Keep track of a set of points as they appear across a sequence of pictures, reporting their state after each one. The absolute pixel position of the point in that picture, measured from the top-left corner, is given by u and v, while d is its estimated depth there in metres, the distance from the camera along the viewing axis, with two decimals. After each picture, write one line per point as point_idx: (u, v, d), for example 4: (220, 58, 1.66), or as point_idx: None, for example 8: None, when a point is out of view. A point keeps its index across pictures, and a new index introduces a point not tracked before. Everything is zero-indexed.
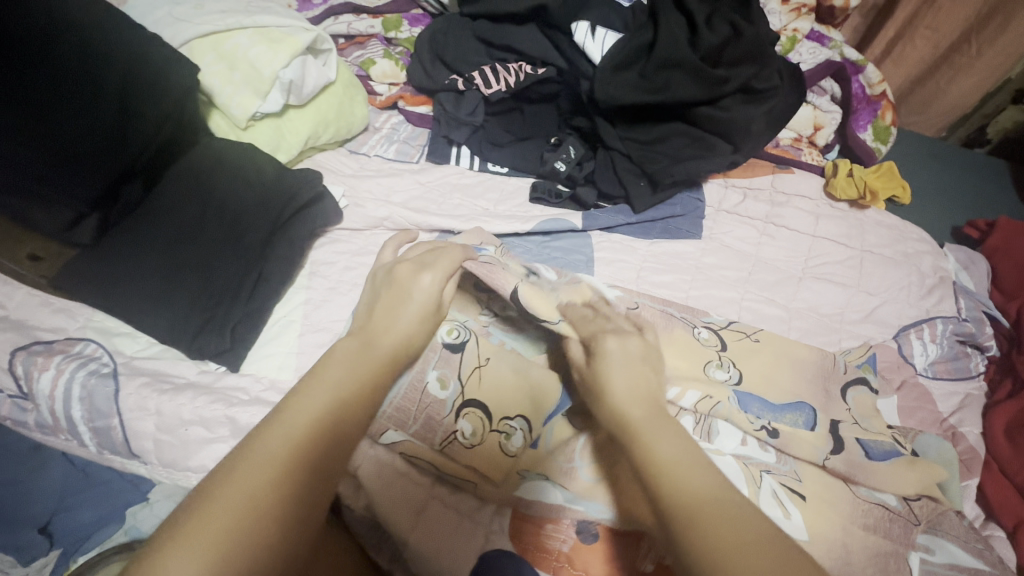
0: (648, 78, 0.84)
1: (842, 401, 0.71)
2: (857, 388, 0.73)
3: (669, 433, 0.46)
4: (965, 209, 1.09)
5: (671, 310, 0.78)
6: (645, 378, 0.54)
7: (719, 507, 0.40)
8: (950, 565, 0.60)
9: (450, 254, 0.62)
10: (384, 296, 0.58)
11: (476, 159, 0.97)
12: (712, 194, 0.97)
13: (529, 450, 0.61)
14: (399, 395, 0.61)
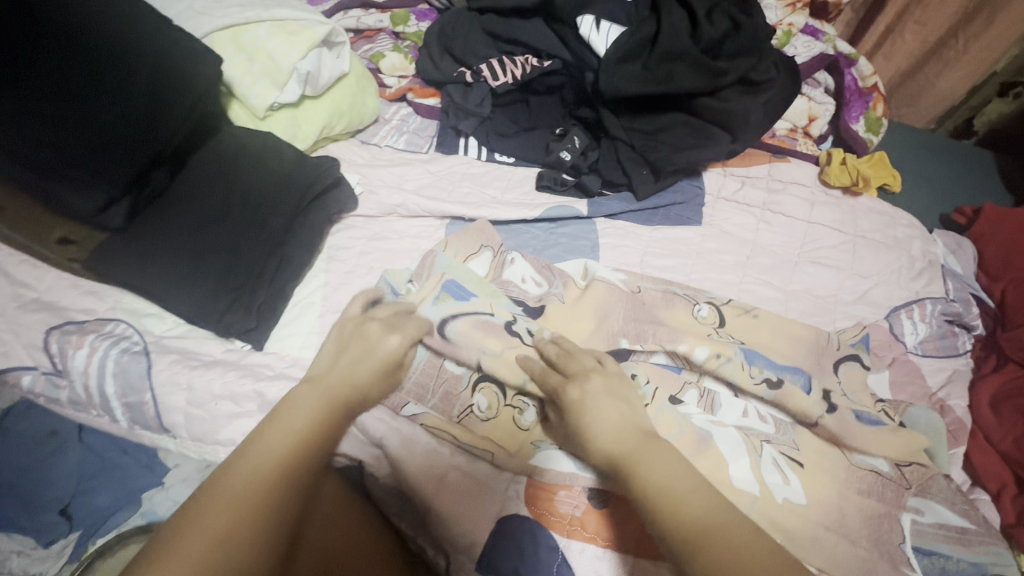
0: (652, 70, 0.87)
1: (834, 375, 0.76)
2: (848, 363, 0.78)
3: (659, 461, 0.49)
4: (953, 197, 1.13)
5: (675, 289, 0.84)
6: (627, 413, 0.56)
7: (718, 528, 0.43)
8: (938, 525, 0.64)
9: (416, 321, 0.67)
10: (348, 355, 0.61)
11: (484, 149, 1.00)
12: (711, 182, 1.01)
13: (542, 424, 0.66)
14: (419, 370, 0.68)
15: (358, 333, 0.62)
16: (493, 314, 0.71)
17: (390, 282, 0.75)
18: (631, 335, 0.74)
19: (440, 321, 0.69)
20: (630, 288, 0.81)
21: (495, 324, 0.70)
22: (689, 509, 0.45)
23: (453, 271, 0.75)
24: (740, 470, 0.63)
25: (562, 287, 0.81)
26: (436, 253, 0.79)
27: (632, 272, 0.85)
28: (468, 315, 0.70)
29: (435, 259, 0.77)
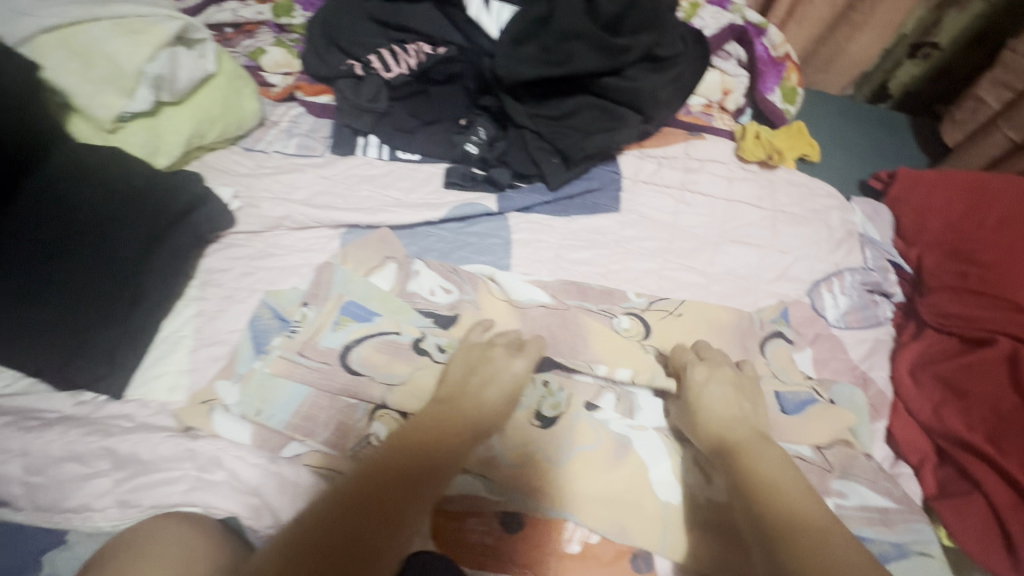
0: (550, 52, 0.81)
1: (760, 356, 0.74)
2: (772, 342, 0.77)
3: (768, 455, 0.55)
4: (872, 163, 1.13)
5: (590, 304, 0.78)
6: (743, 410, 0.62)
7: (814, 515, 0.48)
8: (861, 507, 0.62)
9: (535, 346, 0.67)
10: (494, 368, 0.63)
11: (385, 147, 0.92)
12: (628, 165, 0.96)
13: (450, 448, 0.55)
14: (306, 404, 0.60)
15: (484, 358, 0.64)
16: (400, 332, 0.66)
17: (272, 306, 0.68)
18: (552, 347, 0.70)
19: (343, 347, 0.64)
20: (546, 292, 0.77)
21: (402, 344, 0.66)
22: (799, 505, 0.49)
23: (350, 291, 0.69)
24: (660, 472, 0.63)
25: (473, 291, 0.74)
26: (332, 268, 0.71)
27: (542, 283, 0.79)
28: (374, 337, 0.65)
29: (334, 273, 0.70)
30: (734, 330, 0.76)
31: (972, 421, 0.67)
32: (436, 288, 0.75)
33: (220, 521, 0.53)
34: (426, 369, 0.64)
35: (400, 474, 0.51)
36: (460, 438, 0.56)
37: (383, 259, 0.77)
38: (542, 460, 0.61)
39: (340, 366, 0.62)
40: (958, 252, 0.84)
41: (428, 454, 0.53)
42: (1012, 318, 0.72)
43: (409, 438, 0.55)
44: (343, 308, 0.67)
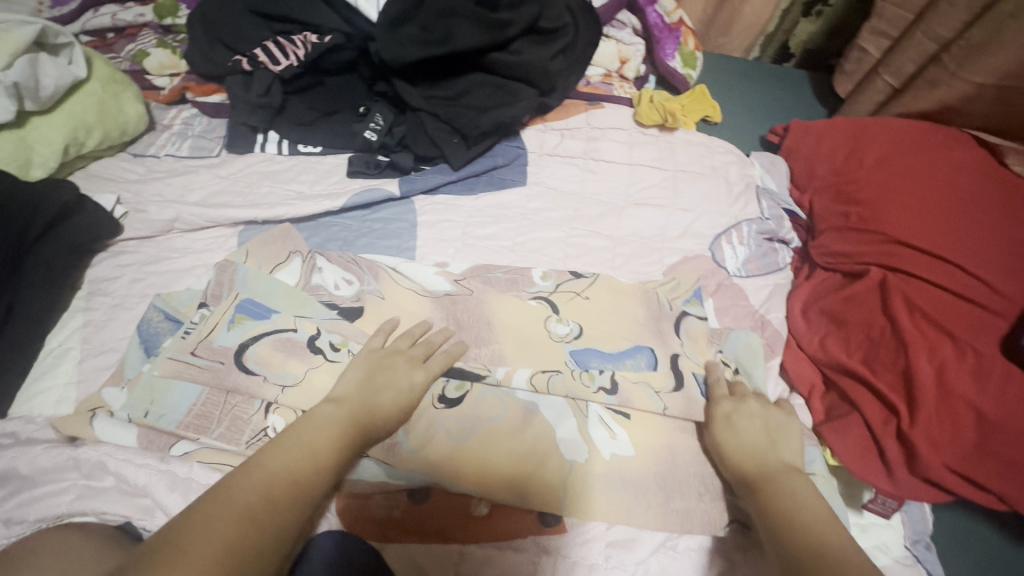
0: (429, 30, 0.82)
1: (674, 336, 0.74)
2: (687, 320, 0.77)
3: (803, 486, 0.55)
4: (772, 120, 1.17)
5: (497, 291, 0.77)
6: (774, 441, 0.61)
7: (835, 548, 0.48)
8: None
9: (449, 352, 0.66)
10: (394, 375, 0.61)
11: (285, 143, 0.91)
12: (532, 140, 0.98)
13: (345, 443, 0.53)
14: (199, 402, 0.60)
15: (386, 364, 0.62)
16: (297, 330, 0.65)
17: (162, 308, 0.68)
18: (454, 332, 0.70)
19: (238, 346, 0.63)
20: (450, 278, 0.76)
21: (298, 342, 0.65)
22: (831, 538, 0.49)
23: (253, 288, 0.68)
24: (566, 431, 0.64)
25: (375, 280, 0.74)
26: (236, 266, 0.70)
27: (448, 273, 0.77)
28: (268, 336, 0.64)
29: (237, 271, 0.69)
30: (646, 315, 0.75)
31: (850, 349, 0.70)
32: (338, 284, 0.73)
33: (116, 528, 0.54)
34: (324, 368, 0.63)
35: (302, 456, 0.50)
36: (347, 443, 0.53)
37: (290, 255, 0.75)
38: (444, 440, 0.61)
39: (234, 366, 0.62)
40: (841, 195, 0.88)
41: (328, 446, 0.52)
42: (883, 249, 0.76)
43: (318, 431, 0.52)
44: (239, 307, 0.66)
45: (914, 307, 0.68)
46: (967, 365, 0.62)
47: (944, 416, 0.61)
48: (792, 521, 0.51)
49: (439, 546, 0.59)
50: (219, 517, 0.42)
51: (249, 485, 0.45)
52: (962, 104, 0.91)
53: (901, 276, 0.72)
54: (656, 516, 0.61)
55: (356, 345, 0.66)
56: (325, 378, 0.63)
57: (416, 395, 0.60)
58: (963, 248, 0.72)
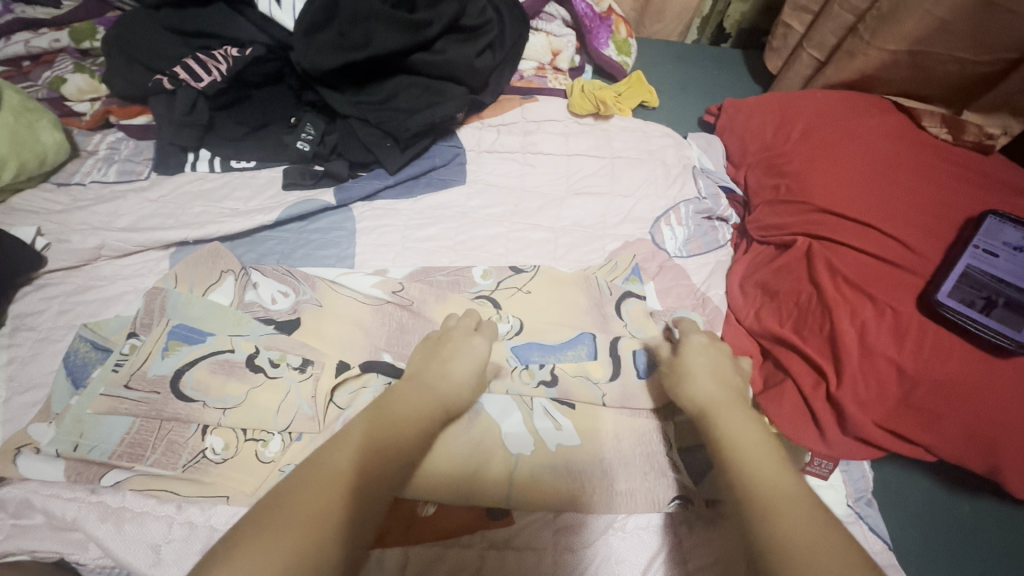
0: (347, 36, 0.82)
1: (618, 319, 0.75)
2: (628, 301, 0.78)
3: (740, 418, 0.52)
4: (708, 101, 1.19)
5: (439, 280, 0.78)
6: (723, 370, 0.61)
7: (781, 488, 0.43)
8: None
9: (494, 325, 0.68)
10: (461, 348, 0.61)
11: (217, 160, 0.90)
12: (468, 138, 0.98)
13: (417, 417, 0.52)
14: (133, 429, 0.60)
15: (447, 340, 0.62)
16: (234, 349, 0.65)
17: (89, 337, 0.67)
18: (396, 351, 0.69)
19: (174, 373, 0.62)
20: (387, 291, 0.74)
21: (236, 362, 0.64)
22: (773, 478, 0.44)
23: (187, 312, 0.67)
24: (512, 424, 0.64)
25: (311, 289, 0.73)
26: (166, 292, 0.68)
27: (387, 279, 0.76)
28: (206, 358, 0.63)
29: (168, 296, 0.68)
30: (589, 302, 0.76)
31: (782, 318, 0.72)
32: (274, 298, 0.72)
33: (51, 564, 0.55)
34: (266, 387, 0.63)
35: (390, 425, 0.49)
36: (423, 409, 0.53)
37: (223, 273, 0.73)
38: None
39: (172, 395, 0.61)
40: (771, 169, 0.90)
41: (404, 414, 0.51)
42: (809, 218, 0.78)
43: (403, 406, 0.52)
44: (173, 330, 0.65)
45: (837, 273, 0.70)
46: (888, 324, 0.64)
47: (869, 375, 0.63)
48: (732, 451, 0.48)
49: (383, 551, 0.58)
50: (294, 501, 0.40)
51: (346, 450, 0.45)
52: (880, 72, 0.94)
53: (825, 243, 0.74)
54: (600, 502, 0.62)
55: (294, 357, 0.65)
56: (266, 396, 0.62)
57: (476, 360, 0.61)
58: (882, 210, 0.74)
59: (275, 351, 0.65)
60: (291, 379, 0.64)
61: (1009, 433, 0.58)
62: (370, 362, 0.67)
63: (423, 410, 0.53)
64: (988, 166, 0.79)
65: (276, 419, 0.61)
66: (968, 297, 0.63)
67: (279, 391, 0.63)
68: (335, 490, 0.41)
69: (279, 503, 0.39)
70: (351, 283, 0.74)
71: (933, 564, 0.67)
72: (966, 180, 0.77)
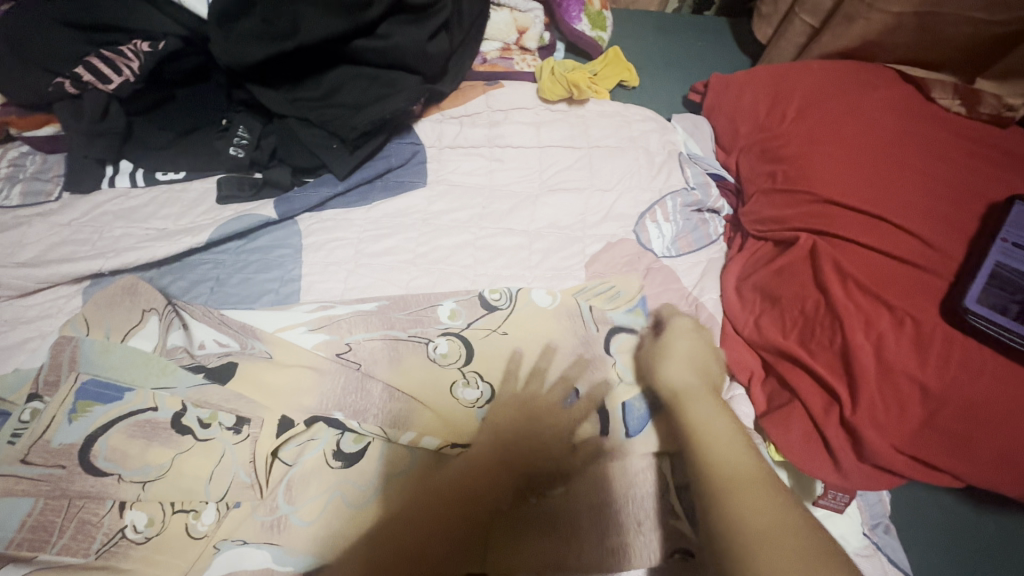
0: (273, 23, 0.70)
1: (607, 358, 0.66)
2: (618, 336, 0.68)
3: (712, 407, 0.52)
4: (693, 76, 1.09)
5: (397, 332, 0.66)
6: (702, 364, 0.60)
7: (739, 471, 0.45)
8: None
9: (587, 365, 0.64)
10: (547, 417, 0.59)
11: (139, 172, 0.79)
12: (427, 133, 0.87)
13: (484, 497, 0.51)
14: (37, 509, 0.51)
15: (540, 402, 0.60)
16: (157, 407, 0.55)
17: None
18: (348, 407, 0.58)
19: (85, 440, 0.53)
20: (332, 355, 0.62)
21: (159, 423, 0.55)
22: (734, 460, 0.46)
23: (104, 363, 0.58)
24: None
25: (260, 342, 0.62)
26: (78, 339, 0.59)
27: (334, 323, 0.66)
28: (123, 420, 0.54)
29: (80, 346, 0.58)
30: (572, 342, 0.67)
31: (786, 329, 0.64)
32: (206, 342, 0.62)
33: None
34: (196, 451, 0.54)
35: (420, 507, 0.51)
36: (495, 477, 0.52)
37: (145, 310, 0.64)
38: (339, 509, 0.53)
39: (78, 468, 0.52)
40: (765, 153, 0.80)
41: (483, 495, 0.51)
42: (814, 212, 0.69)
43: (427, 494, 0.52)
44: (83, 389, 0.55)
45: (846, 276, 0.61)
46: (907, 337, 0.56)
47: (887, 396, 0.55)
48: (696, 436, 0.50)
49: None
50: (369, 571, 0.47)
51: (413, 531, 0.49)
52: (883, 38, 0.84)
53: (832, 240, 0.66)
54: (589, 560, 0.54)
55: (227, 416, 0.56)
56: (197, 463, 0.53)
57: (561, 433, 0.58)
58: (893, 201, 0.65)
59: (207, 407, 0.56)
60: (228, 441, 0.54)
61: None
62: (317, 416, 0.57)
63: (495, 480, 0.52)
64: (1006, 142, 0.71)
65: (210, 488, 0.53)
66: (999, 302, 0.55)
67: (216, 453, 0.54)
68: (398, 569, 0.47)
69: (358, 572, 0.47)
70: (291, 339, 0.63)
71: None
72: (984, 160, 0.68)
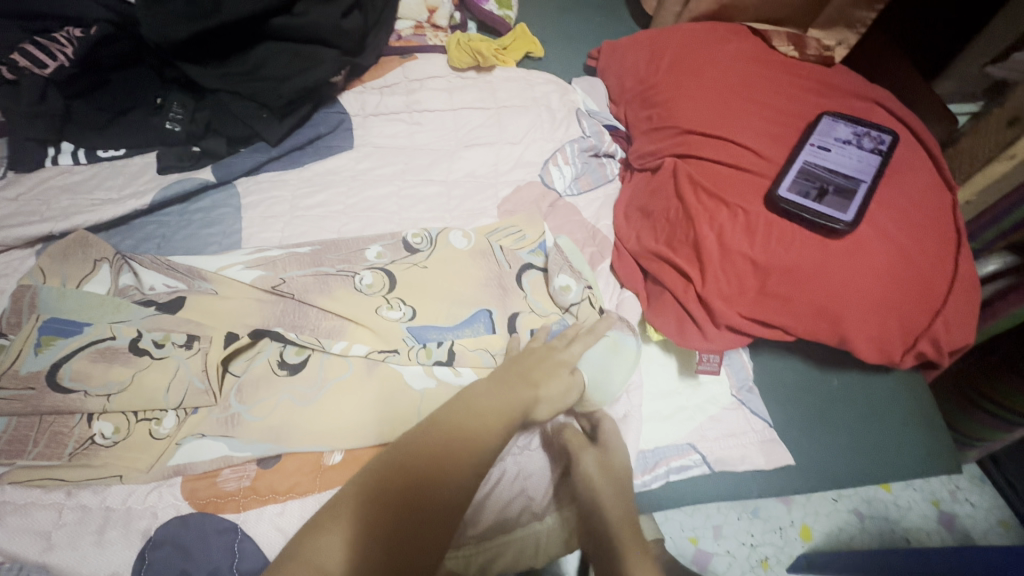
0: (195, 3, 0.79)
1: (519, 291, 0.77)
2: (529, 272, 0.80)
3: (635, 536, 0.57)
4: (592, 46, 1.22)
5: (328, 269, 0.75)
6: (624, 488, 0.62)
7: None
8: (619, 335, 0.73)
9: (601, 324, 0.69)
10: (546, 379, 0.60)
11: (81, 151, 0.85)
12: (352, 103, 0.97)
13: (492, 408, 0.54)
14: (11, 427, 0.58)
15: (546, 352, 0.65)
16: (115, 336, 0.63)
17: None
18: (288, 323, 0.68)
19: (50, 367, 0.60)
20: (268, 287, 0.71)
21: (118, 348, 0.62)
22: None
23: (60, 306, 0.64)
24: (411, 375, 0.67)
25: (207, 282, 0.71)
26: (36, 287, 0.65)
27: (269, 262, 0.74)
28: (84, 349, 0.61)
29: (38, 292, 0.65)
30: (486, 275, 0.77)
31: (658, 235, 0.77)
32: (156, 288, 0.70)
33: None
34: (153, 367, 0.62)
35: (461, 448, 0.48)
36: (500, 409, 0.54)
37: (97, 262, 0.71)
38: (289, 406, 0.63)
39: (47, 388, 0.59)
40: (645, 101, 0.94)
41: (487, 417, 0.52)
42: (678, 141, 0.82)
43: (433, 426, 0.50)
44: (45, 325, 0.62)
45: (699, 185, 0.75)
46: (741, 223, 0.70)
47: (729, 273, 0.69)
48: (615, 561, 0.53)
49: (299, 500, 0.61)
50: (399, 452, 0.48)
51: (437, 424, 0.50)
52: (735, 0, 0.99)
53: (690, 160, 0.79)
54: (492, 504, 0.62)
55: (180, 335, 0.64)
56: (155, 377, 0.61)
57: (559, 367, 0.63)
58: (737, 125, 0.79)
59: (162, 331, 0.64)
60: (183, 360, 0.63)
61: (847, 305, 0.66)
62: (260, 329, 0.66)
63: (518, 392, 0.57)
64: (829, 76, 0.86)
65: (169, 397, 0.61)
66: (804, 189, 0.70)
67: (172, 368, 0.62)
68: (430, 444, 0.48)
69: (385, 458, 0.47)
70: (234, 276, 0.71)
71: (810, 437, 0.76)
72: (810, 91, 0.83)
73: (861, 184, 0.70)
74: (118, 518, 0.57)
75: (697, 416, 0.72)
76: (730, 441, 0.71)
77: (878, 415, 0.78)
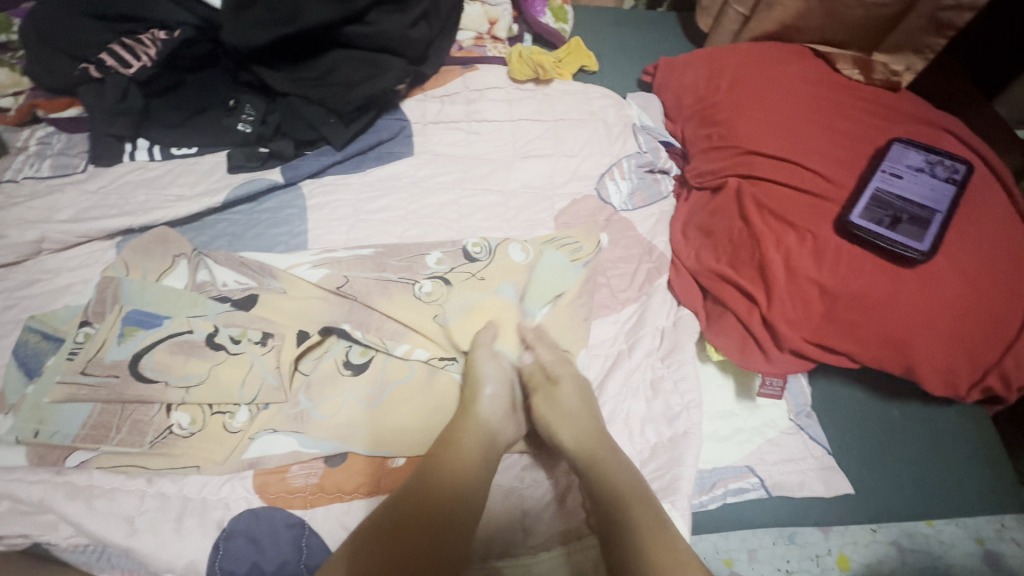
0: (276, 10, 0.81)
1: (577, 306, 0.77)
2: None
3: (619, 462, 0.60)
4: (646, 62, 1.23)
5: (390, 274, 0.75)
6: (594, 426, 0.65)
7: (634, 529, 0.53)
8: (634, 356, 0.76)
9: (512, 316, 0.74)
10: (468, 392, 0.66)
11: (156, 148, 0.88)
12: (413, 110, 0.99)
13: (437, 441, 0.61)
14: (93, 415, 0.60)
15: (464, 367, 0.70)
16: (192, 330, 0.65)
17: (38, 329, 0.67)
18: (355, 320, 0.70)
19: (131, 357, 0.62)
20: (332, 287, 0.72)
21: (195, 342, 0.64)
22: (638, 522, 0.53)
23: (142, 299, 0.67)
24: None
25: (274, 280, 0.72)
26: (118, 280, 0.68)
27: (334, 261, 0.75)
28: (164, 341, 0.64)
29: (121, 283, 0.68)
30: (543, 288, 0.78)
31: (719, 254, 0.77)
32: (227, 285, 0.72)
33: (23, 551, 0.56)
34: (228, 362, 0.64)
35: (423, 484, 0.55)
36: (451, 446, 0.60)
37: (175, 257, 0.74)
38: (354, 406, 0.65)
39: (130, 376, 0.61)
40: (705, 119, 0.94)
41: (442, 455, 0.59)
42: (741, 161, 0.82)
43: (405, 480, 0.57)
44: (128, 316, 0.65)
45: (763, 207, 0.75)
46: (809, 248, 0.70)
47: (795, 298, 0.69)
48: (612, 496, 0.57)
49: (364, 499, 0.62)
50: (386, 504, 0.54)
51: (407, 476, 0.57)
52: (798, 22, 0.99)
53: (755, 182, 0.79)
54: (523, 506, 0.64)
55: (255, 332, 0.66)
56: (230, 372, 0.63)
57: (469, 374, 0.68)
58: (802, 147, 0.79)
59: (235, 327, 0.66)
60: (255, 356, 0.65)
61: (917, 333, 0.65)
62: (329, 327, 0.68)
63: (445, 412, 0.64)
64: (895, 101, 0.86)
65: (244, 392, 0.63)
66: (877, 216, 0.70)
67: (246, 364, 0.64)
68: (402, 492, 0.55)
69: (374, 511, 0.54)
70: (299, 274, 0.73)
71: (869, 469, 0.74)
72: (876, 116, 0.83)
73: (935, 213, 0.70)
74: (194, 507, 0.59)
75: (755, 438, 0.71)
76: (789, 466, 0.70)
77: (940, 447, 0.76)
